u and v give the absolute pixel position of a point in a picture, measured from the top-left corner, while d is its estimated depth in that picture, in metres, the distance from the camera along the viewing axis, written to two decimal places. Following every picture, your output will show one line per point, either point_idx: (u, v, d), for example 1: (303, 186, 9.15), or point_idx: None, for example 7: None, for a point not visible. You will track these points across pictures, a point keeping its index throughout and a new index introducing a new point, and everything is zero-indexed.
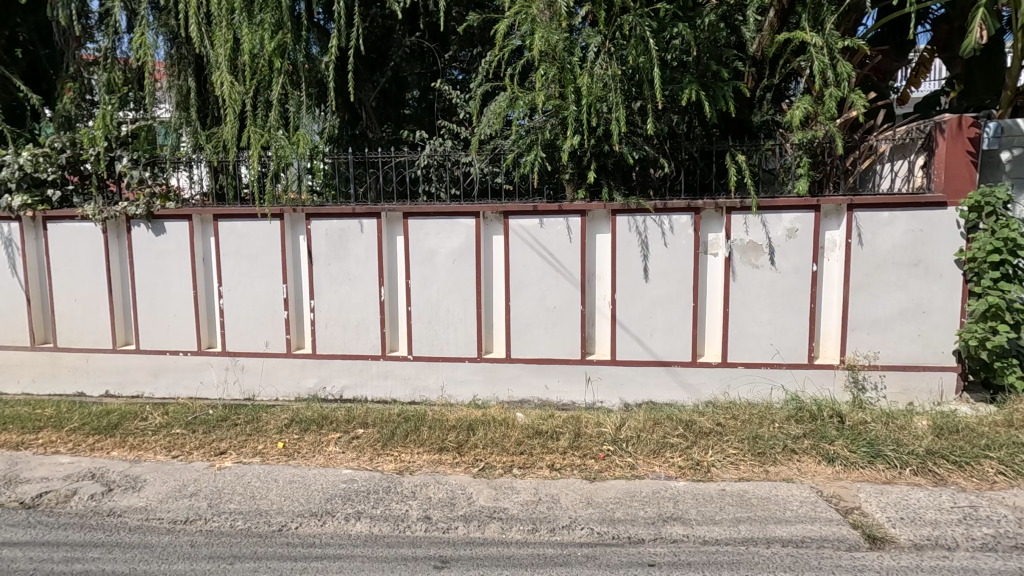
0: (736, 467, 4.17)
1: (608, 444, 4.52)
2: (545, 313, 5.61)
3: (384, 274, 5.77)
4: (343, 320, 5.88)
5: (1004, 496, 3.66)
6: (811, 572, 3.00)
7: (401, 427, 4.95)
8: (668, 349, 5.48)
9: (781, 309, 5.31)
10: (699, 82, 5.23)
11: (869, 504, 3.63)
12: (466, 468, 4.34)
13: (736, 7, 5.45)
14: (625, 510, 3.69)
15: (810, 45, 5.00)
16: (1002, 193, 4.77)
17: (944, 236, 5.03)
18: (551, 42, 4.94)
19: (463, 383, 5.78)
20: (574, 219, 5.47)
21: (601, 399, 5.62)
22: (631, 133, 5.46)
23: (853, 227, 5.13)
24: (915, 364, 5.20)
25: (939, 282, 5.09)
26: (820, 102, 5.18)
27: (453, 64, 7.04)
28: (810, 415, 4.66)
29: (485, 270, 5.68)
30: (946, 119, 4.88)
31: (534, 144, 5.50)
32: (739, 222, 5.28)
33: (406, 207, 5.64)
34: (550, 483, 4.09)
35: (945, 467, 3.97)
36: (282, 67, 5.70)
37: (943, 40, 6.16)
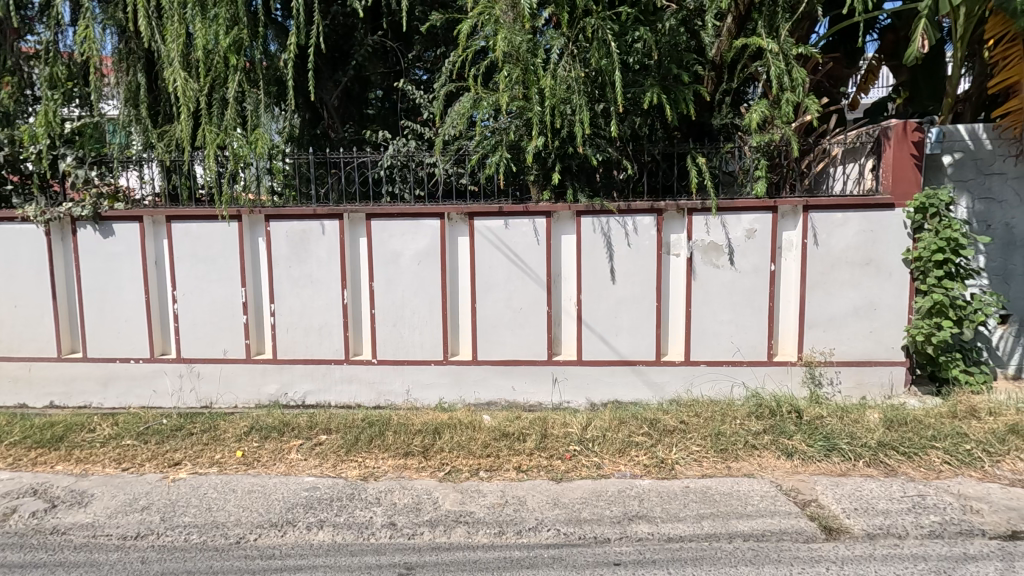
0: (699, 464, 4.24)
1: (575, 444, 4.53)
2: (512, 314, 5.60)
3: (347, 277, 5.65)
4: (305, 324, 5.74)
5: (950, 485, 3.83)
6: (771, 565, 3.07)
7: (366, 432, 4.85)
8: (632, 348, 5.55)
9: (742, 308, 5.44)
10: (661, 85, 5.32)
11: (825, 496, 3.74)
12: (432, 472, 4.29)
13: (695, 12, 5.57)
14: (591, 509, 3.70)
15: (767, 52, 5.14)
16: (945, 195, 5.00)
17: (893, 236, 5.24)
18: (514, 43, 4.94)
19: (429, 385, 5.72)
20: (540, 220, 5.47)
21: (567, 399, 5.64)
22: (595, 135, 5.50)
23: (808, 228, 5.30)
24: (867, 359, 5.40)
25: (889, 280, 5.30)
26: (776, 106, 5.34)
27: (417, 63, 6.98)
28: (769, 411, 4.78)
29: (451, 272, 5.63)
30: (892, 124, 5.09)
31: (498, 145, 5.53)
32: (700, 223, 5.38)
33: (369, 208, 5.54)
34: (516, 485, 4.07)
35: (895, 458, 4.13)
36: (238, 64, 5.53)
37: (889, 48, 6.40)
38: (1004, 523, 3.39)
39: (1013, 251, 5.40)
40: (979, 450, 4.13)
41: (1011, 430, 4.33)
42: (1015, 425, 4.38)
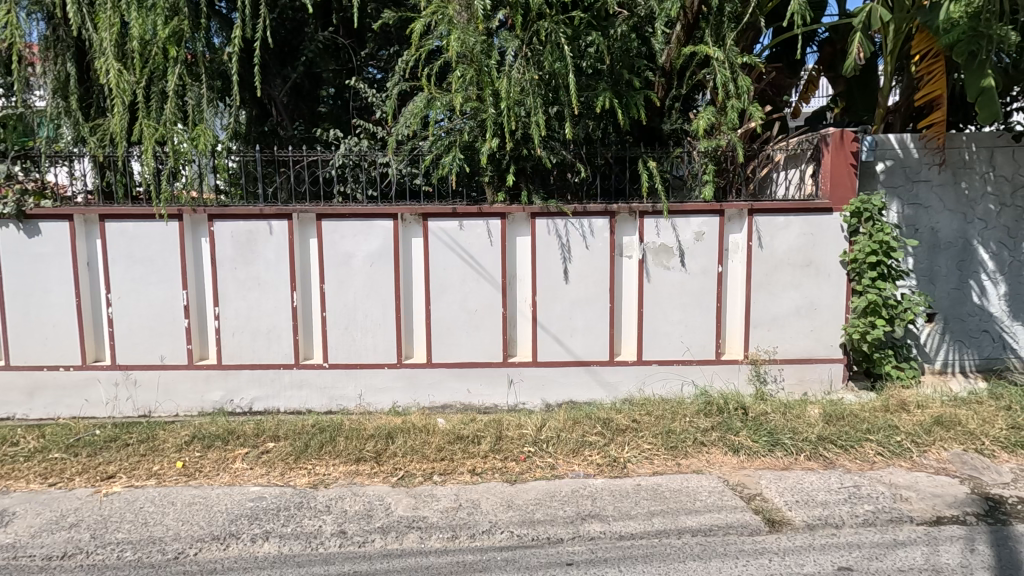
0: (650, 462, 4.32)
1: (529, 445, 4.54)
2: (467, 316, 5.56)
3: (296, 279, 5.48)
4: (252, 328, 5.53)
5: (882, 475, 4.04)
6: (718, 559, 3.15)
7: (316, 438, 4.71)
8: (587, 349, 5.61)
9: (691, 308, 5.58)
10: (613, 90, 5.43)
11: (769, 490, 3.88)
12: (385, 477, 4.21)
13: (646, 20, 5.71)
14: (545, 510, 3.71)
15: (713, 60, 5.31)
16: (878, 201, 5.30)
17: (831, 240, 5.50)
18: (468, 44, 4.93)
19: (383, 389, 5.61)
20: (494, 222, 5.46)
21: (523, 400, 5.65)
22: (550, 137, 5.54)
23: (753, 231, 5.49)
24: (808, 357, 5.64)
25: (828, 281, 5.56)
26: (723, 113, 5.52)
27: (370, 61, 6.92)
28: (717, 408, 4.93)
29: (405, 274, 5.55)
30: (831, 133, 5.36)
31: (452, 146, 5.48)
32: (651, 226, 5.49)
33: (320, 208, 5.39)
34: (471, 488, 4.05)
35: (833, 451, 4.33)
36: (178, 56, 5.29)
37: (828, 60, 6.69)
38: (930, 509, 3.59)
39: (937, 253, 5.76)
40: (908, 441, 4.37)
41: (936, 421, 4.60)
42: (941, 417, 4.65)
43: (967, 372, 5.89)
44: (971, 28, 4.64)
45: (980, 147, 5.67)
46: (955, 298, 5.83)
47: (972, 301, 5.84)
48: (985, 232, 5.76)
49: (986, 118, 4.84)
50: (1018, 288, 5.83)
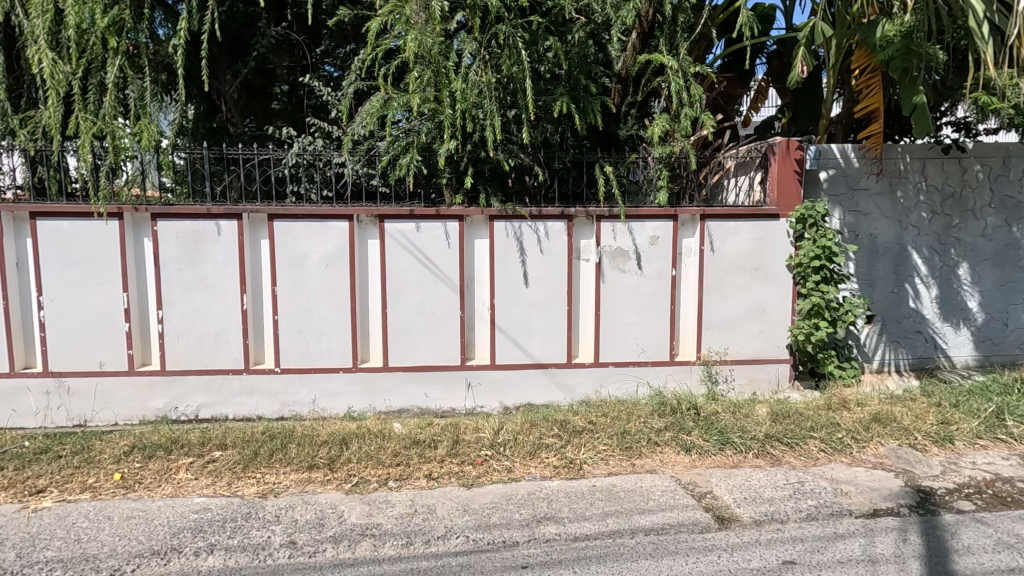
0: (606, 462, 4.38)
1: (486, 448, 4.53)
2: (424, 319, 5.50)
3: (246, 281, 5.30)
4: (198, 332, 5.32)
5: (825, 471, 4.21)
6: (669, 557, 3.22)
7: (266, 445, 4.55)
8: (545, 351, 5.64)
9: (646, 311, 5.69)
10: (571, 95, 5.49)
11: (719, 488, 3.98)
12: (338, 484, 4.12)
13: (603, 27, 5.80)
14: (501, 514, 3.69)
15: (667, 68, 5.43)
16: (821, 208, 5.54)
17: (777, 245, 5.71)
18: (425, 45, 4.90)
19: (338, 394, 5.49)
20: (452, 224, 5.42)
21: (481, 404, 5.63)
22: (508, 140, 5.54)
23: (705, 236, 5.64)
24: (757, 357, 5.83)
25: (775, 284, 5.77)
26: (676, 120, 5.65)
27: (326, 59, 6.80)
28: (671, 408, 5.05)
29: (361, 276, 5.44)
30: (777, 142, 5.58)
31: (410, 147, 5.43)
32: (608, 230, 5.57)
33: (271, 209, 5.23)
34: (426, 493, 4.00)
35: (780, 448, 4.48)
36: (119, 46, 5.04)
37: (776, 72, 6.94)
38: (868, 502, 3.77)
39: (876, 258, 6.07)
40: (849, 438, 4.58)
41: (873, 418, 4.84)
42: (878, 414, 4.89)
43: (902, 371, 6.21)
44: (904, 46, 4.90)
45: (914, 158, 6.01)
46: (892, 300, 6.15)
47: (908, 304, 6.17)
48: (918, 238, 6.10)
49: (918, 132, 5.09)
50: (948, 291, 6.20)
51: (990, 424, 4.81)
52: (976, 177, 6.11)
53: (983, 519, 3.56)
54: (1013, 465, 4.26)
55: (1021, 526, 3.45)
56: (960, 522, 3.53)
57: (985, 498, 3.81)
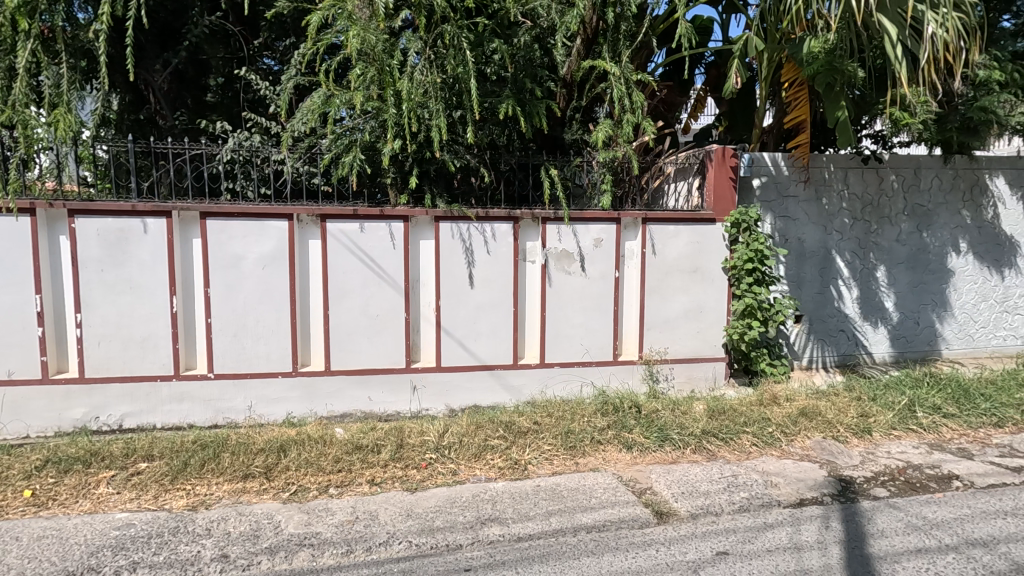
0: (550, 462, 4.43)
1: (431, 451, 4.48)
2: (368, 321, 5.39)
3: (176, 282, 5.02)
4: (122, 337, 5.00)
5: (756, 464, 4.41)
6: (609, 553, 3.28)
7: (197, 455, 4.32)
8: (491, 353, 5.64)
9: (591, 312, 5.79)
10: (517, 97, 5.53)
11: (658, 484, 4.10)
12: (275, 494, 3.97)
13: (548, 31, 5.88)
14: (444, 517, 3.66)
15: (610, 74, 5.54)
16: (754, 213, 5.81)
17: (714, 248, 5.95)
18: (368, 41, 4.80)
19: (276, 400, 5.29)
20: (397, 224, 5.34)
21: (426, 406, 5.57)
22: (453, 141, 5.52)
23: (647, 238, 5.81)
24: (696, 356, 6.05)
25: (712, 286, 6.00)
26: (619, 126, 5.78)
27: (265, 52, 6.60)
28: (613, 407, 5.16)
29: (301, 277, 5.27)
30: (713, 149, 5.83)
31: (353, 145, 5.31)
32: (553, 232, 5.63)
33: (204, 206, 4.98)
34: (369, 499, 3.91)
35: (715, 443, 4.67)
36: (31, 28, 4.68)
37: (714, 82, 7.22)
38: (795, 493, 3.97)
39: (804, 261, 6.43)
40: (778, 432, 4.82)
41: (801, 413, 5.11)
42: (805, 409, 5.17)
43: (828, 367, 6.61)
44: (827, 63, 5.19)
45: (837, 168, 6.41)
46: (818, 301, 6.53)
47: (832, 304, 6.57)
48: (841, 243, 6.50)
49: (842, 143, 5.52)
50: (867, 292, 6.64)
51: (903, 415, 5.18)
52: (891, 187, 6.58)
53: (896, 504, 3.83)
54: (922, 453, 4.61)
55: (929, 509, 3.73)
56: (876, 508, 3.78)
57: (898, 485, 4.10)
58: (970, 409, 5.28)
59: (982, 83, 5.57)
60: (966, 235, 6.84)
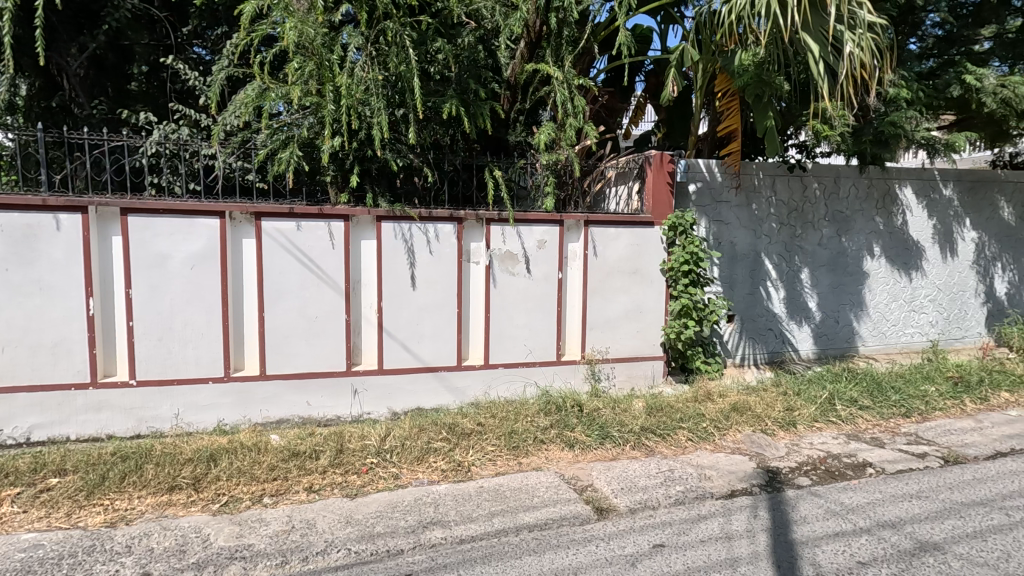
0: (493, 463, 4.44)
1: (372, 456, 4.39)
2: (306, 324, 5.21)
3: (93, 283, 4.67)
4: (31, 342, 4.61)
5: (691, 458, 4.59)
6: (551, 551, 3.32)
7: (116, 467, 4.04)
8: (434, 354, 5.58)
9: (535, 313, 5.85)
10: (460, 98, 5.51)
11: (599, 480, 4.19)
12: (204, 506, 3.77)
13: (492, 33, 5.93)
14: (385, 522, 3.59)
15: (553, 78, 5.63)
16: (689, 217, 6.05)
17: (652, 251, 6.14)
18: (306, 35, 4.69)
19: (206, 407, 5.03)
20: (337, 224, 5.19)
21: (368, 410, 5.44)
22: (395, 140, 5.44)
23: (589, 240, 5.92)
24: (636, 355, 6.23)
25: (651, 287, 6.20)
26: (561, 129, 5.88)
27: (195, 41, 6.33)
28: (556, 406, 5.23)
29: (233, 278, 5.03)
30: (652, 155, 6.00)
31: (290, 142, 5.13)
32: (497, 233, 5.65)
33: (125, 202, 4.67)
34: (306, 507, 3.78)
35: (653, 439, 4.82)
36: None
37: (653, 89, 7.47)
38: (726, 484, 4.16)
39: (736, 263, 6.75)
40: (711, 427, 5.03)
41: (733, 408, 5.36)
42: (736, 404, 5.43)
43: (758, 364, 6.96)
44: (756, 76, 5.51)
45: (766, 175, 6.77)
46: (749, 301, 6.87)
47: (762, 304, 6.93)
48: (770, 246, 6.87)
49: (770, 152, 5.87)
50: (793, 293, 7.05)
51: (824, 408, 5.53)
52: (814, 194, 7.01)
53: (817, 491, 4.08)
54: (841, 443, 4.94)
55: (846, 495, 4.00)
56: (799, 496, 4.02)
57: (819, 474, 4.38)
58: (883, 401, 5.70)
59: (892, 100, 6.02)
60: (879, 239, 7.38)
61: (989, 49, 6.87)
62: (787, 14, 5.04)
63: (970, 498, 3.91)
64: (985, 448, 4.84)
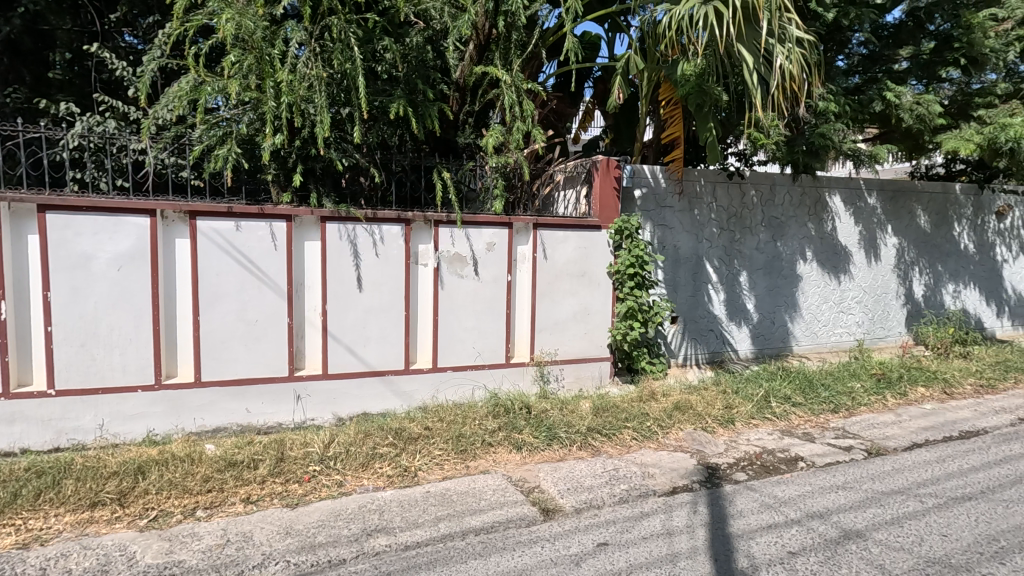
0: (441, 467, 4.39)
1: (314, 464, 4.26)
2: (245, 328, 5.01)
3: (5, 285, 4.33)
4: None
5: (635, 457, 4.70)
6: (496, 553, 3.32)
7: (31, 484, 3.75)
8: (381, 358, 5.48)
9: (483, 315, 5.84)
10: (408, 99, 5.44)
11: (546, 482, 4.22)
12: (131, 522, 3.56)
13: (441, 34, 5.90)
14: (328, 532, 3.49)
15: (501, 82, 5.64)
16: (635, 221, 6.19)
17: (600, 254, 6.26)
18: (245, 27, 4.54)
19: (135, 417, 4.75)
20: (278, 224, 5.02)
21: (311, 416, 5.28)
22: (341, 139, 5.34)
23: (537, 243, 5.97)
24: (583, 356, 6.33)
25: (598, 289, 6.31)
26: (509, 133, 5.89)
27: (124, 28, 5.96)
28: (504, 409, 5.24)
29: (166, 280, 4.77)
30: (599, 159, 6.14)
31: (227, 138, 4.92)
32: (446, 235, 5.61)
33: (43, 199, 4.35)
34: (242, 519, 3.63)
35: (599, 439, 4.91)
36: None
37: (601, 95, 7.64)
38: (669, 482, 4.28)
39: (679, 266, 6.97)
40: (655, 425, 5.17)
41: (675, 407, 5.53)
42: (679, 403, 5.60)
43: (699, 364, 7.21)
44: (697, 86, 5.72)
45: (707, 181, 7.03)
46: (691, 303, 7.10)
47: (703, 306, 7.18)
48: (711, 250, 7.13)
49: (712, 160, 6.06)
50: (732, 295, 7.34)
51: (760, 406, 5.79)
52: (751, 200, 7.33)
53: (753, 486, 4.26)
54: (775, 438, 5.18)
55: (779, 489, 4.19)
56: (736, 491, 4.18)
57: (755, 468, 4.57)
58: (814, 397, 6.03)
59: (822, 112, 6.38)
60: (811, 244, 7.79)
61: (907, 68, 7.38)
62: (723, 25, 5.27)
63: (889, 487, 4.18)
64: (903, 440, 5.18)
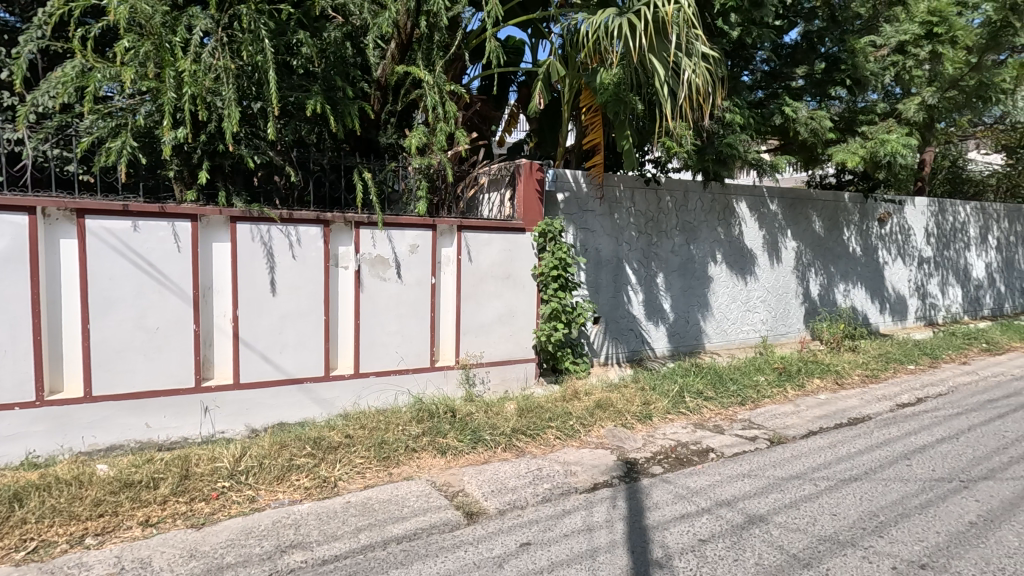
0: (362, 475, 4.27)
1: (223, 479, 3.99)
2: (144, 336, 4.62)
3: None
4: None
5: (558, 455, 4.79)
6: (419, 561, 3.26)
7: None
8: (298, 366, 5.24)
9: (407, 319, 5.74)
10: (325, 95, 5.25)
11: (470, 485, 4.20)
12: (3, 556, 3.17)
13: (360, 31, 5.76)
14: (237, 551, 3.29)
15: (423, 82, 5.59)
16: (558, 224, 6.33)
17: (524, 256, 6.33)
18: (142, 11, 4.22)
19: (11, 438, 4.25)
20: (182, 224, 4.67)
21: (221, 429, 4.95)
22: (253, 136, 5.07)
23: (462, 245, 5.94)
24: (508, 358, 6.37)
25: (523, 291, 6.38)
26: (433, 134, 5.83)
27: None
28: (429, 413, 5.17)
29: (49, 285, 4.32)
30: (522, 164, 6.21)
31: (122, 130, 4.53)
32: (367, 237, 5.45)
33: None
34: (140, 544, 3.34)
35: (524, 440, 4.96)
36: None
37: (525, 98, 7.74)
38: (590, 478, 4.39)
39: (601, 268, 7.19)
40: (578, 424, 5.29)
41: (597, 405, 5.69)
42: (600, 401, 5.77)
43: (620, 362, 7.47)
44: (615, 94, 5.93)
45: (626, 187, 7.31)
46: (612, 304, 7.35)
47: (623, 307, 7.45)
48: (630, 252, 7.42)
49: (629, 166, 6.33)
50: (650, 296, 7.67)
51: (675, 401, 6.07)
52: (667, 205, 7.69)
53: (668, 478, 4.46)
54: (689, 431, 5.46)
55: (691, 480, 4.42)
56: (652, 484, 4.36)
57: (670, 461, 4.79)
58: (723, 392, 6.40)
59: (728, 124, 6.85)
60: (721, 247, 8.29)
61: (803, 86, 7.97)
62: (636, 36, 5.51)
63: (788, 473, 4.52)
64: (801, 429, 5.63)
